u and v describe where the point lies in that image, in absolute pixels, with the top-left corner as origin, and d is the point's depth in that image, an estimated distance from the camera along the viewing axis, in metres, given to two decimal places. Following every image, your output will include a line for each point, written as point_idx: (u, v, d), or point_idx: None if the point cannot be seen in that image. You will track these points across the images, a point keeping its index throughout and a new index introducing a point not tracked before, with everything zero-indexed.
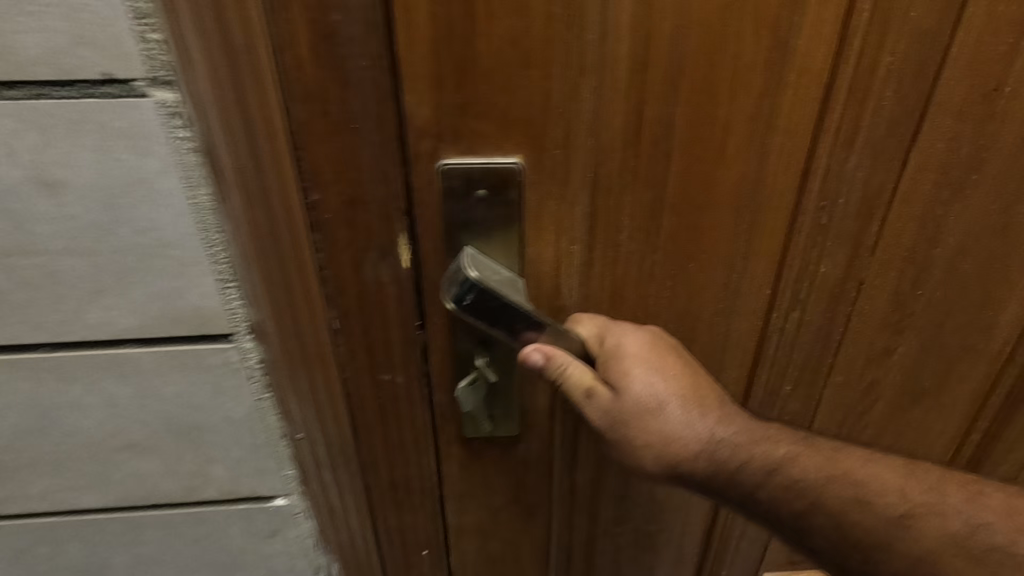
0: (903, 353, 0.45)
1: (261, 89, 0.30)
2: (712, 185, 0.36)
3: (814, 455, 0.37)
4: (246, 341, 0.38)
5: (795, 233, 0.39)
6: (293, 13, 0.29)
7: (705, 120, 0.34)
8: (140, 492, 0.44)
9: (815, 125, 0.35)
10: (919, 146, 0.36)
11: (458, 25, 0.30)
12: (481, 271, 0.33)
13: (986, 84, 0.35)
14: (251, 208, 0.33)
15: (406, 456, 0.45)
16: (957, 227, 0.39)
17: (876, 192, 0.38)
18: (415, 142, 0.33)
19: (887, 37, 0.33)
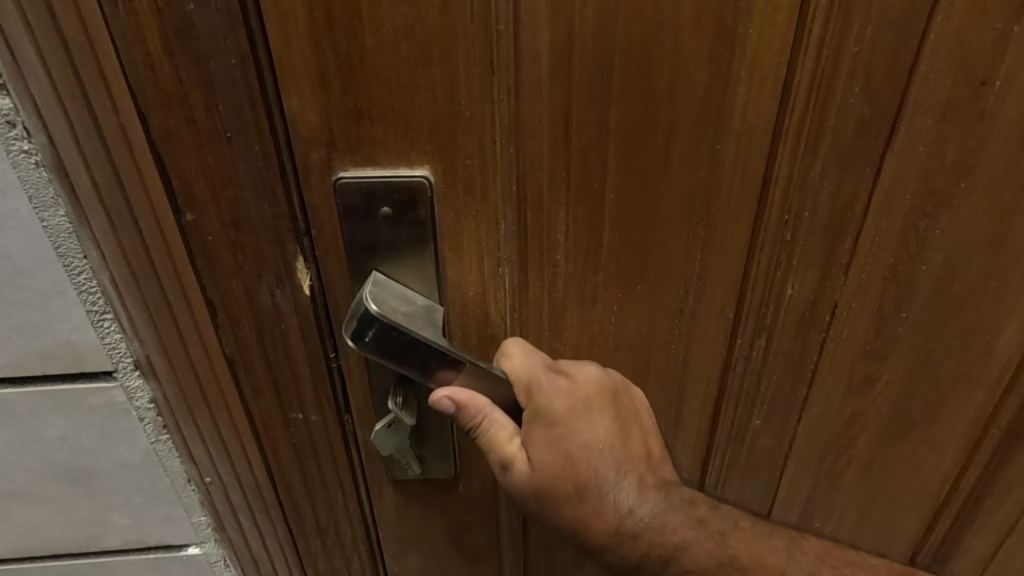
0: (888, 382, 0.40)
1: (109, 94, 0.25)
2: (656, 198, 0.32)
3: (705, 542, 0.38)
4: (132, 379, 0.34)
5: (757, 250, 0.34)
6: (138, 3, 0.24)
7: (644, 124, 0.30)
8: (35, 541, 0.40)
9: (772, 127, 0.30)
10: (895, 151, 0.32)
11: (342, 17, 0.26)
12: (380, 302, 0.30)
13: (974, 79, 0.30)
14: (115, 231, 0.29)
15: (333, 500, 0.40)
16: (944, 242, 0.35)
17: (847, 202, 0.33)
18: (304, 153, 0.28)
19: (851, 25, 0.28)
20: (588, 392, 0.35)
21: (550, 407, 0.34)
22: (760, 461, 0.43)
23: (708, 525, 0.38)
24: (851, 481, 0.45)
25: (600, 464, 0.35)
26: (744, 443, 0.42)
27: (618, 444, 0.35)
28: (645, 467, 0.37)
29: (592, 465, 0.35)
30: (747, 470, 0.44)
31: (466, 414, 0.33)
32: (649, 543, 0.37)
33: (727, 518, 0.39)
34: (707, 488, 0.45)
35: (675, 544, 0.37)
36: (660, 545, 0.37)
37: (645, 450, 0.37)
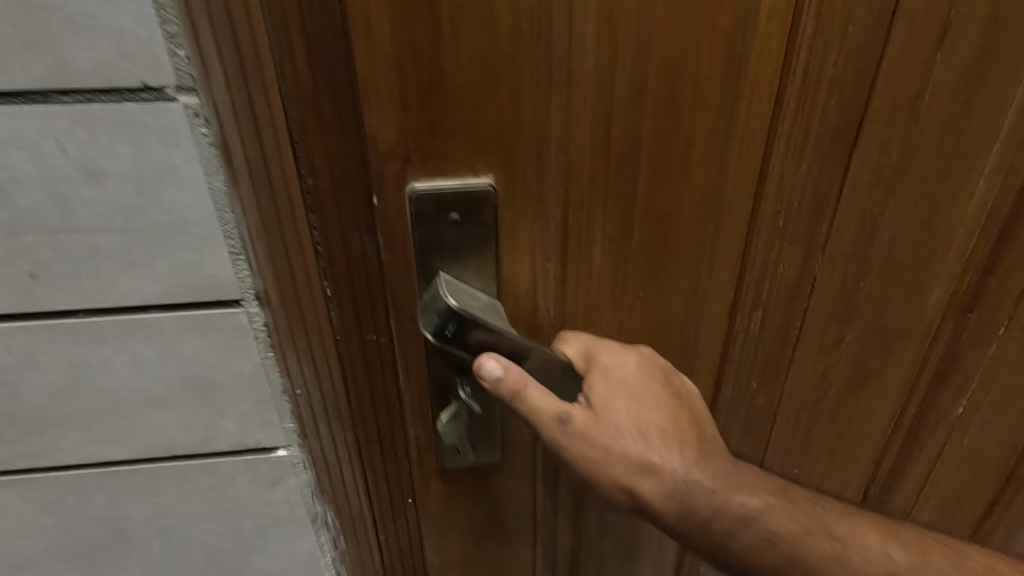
0: (851, 341, 0.52)
1: (265, 93, 0.36)
2: (681, 194, 0.43)
3: (790, 510, 0.50)
4: (253, 306, 0.46)
5: (753, 230, 0.46)
6: (292, 33, 0.35)
7: (673, 136, 0.41)
8: (160, 444, 0.51)
9: (766, 137, 0.42)
10: (859, 149, 0.44)
11: (434, 47, 0.36)
12: (457, 298, 0.42)
13: (909, 93, 0.42)
14: (258, 192, 0.40)
15: (391, 410, 0.51)
16: (891, 221, 0.47)
17: (824, 194, 0.45)
18: (382, 166, 0.40)
19: (828, 52, 0.40)
20: (633, 361, 0.46)
21: (604, 361, 0.46)
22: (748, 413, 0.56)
23: (791, 496, 0.51)
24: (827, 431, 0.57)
25: (653, 421, 0.47)
26: (744, 403, 0.54)
27: (667, 406, 0.47)
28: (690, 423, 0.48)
29: (648, 424, 0.47)
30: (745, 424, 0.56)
31: (506, 384, 0.43)
32: (725, 502, 0.48)
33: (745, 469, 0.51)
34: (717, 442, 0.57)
35: (754, 506, 0.49)
36: (732, 502, 0.48)
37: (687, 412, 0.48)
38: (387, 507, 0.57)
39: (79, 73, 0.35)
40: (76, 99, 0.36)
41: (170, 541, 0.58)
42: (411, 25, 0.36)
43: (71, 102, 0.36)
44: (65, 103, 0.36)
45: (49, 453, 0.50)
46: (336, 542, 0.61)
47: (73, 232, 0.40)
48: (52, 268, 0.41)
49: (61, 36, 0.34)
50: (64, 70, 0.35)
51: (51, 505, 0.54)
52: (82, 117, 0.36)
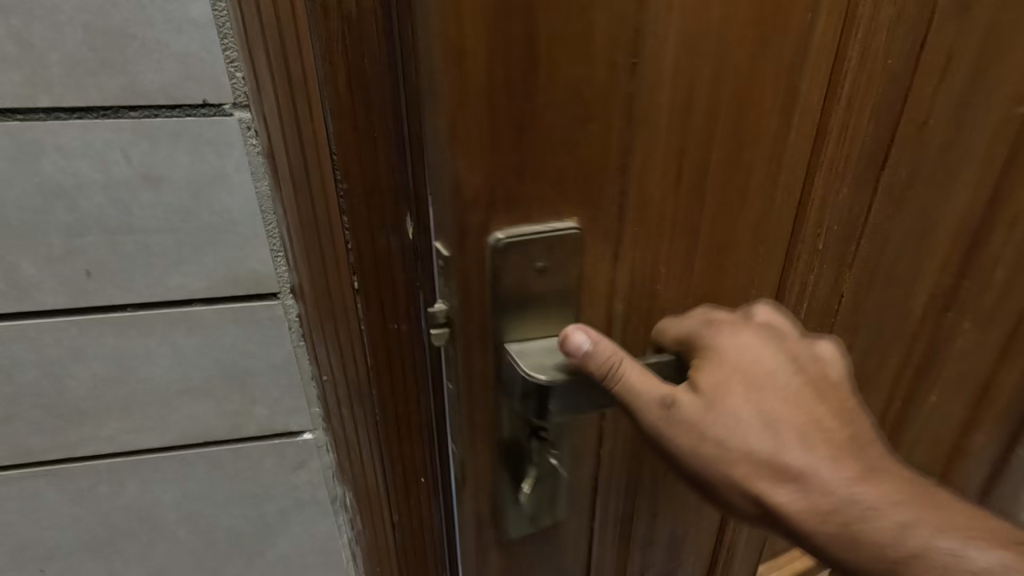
0: (863, 330, 0.57)
1: (311, 109, 0.42)
2: (739, 211, 0.43)
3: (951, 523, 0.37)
4: (288, 298, 0.51)
5: (795, 246, 0.48)
6: (335, 57, 0.40)
7: (735, 159, 0.41)
8: (193, 431, 0.55)
9: (811, 157, 0.44)
10: (888, 176, 0.49)
11: (528, 80, 0.33)
12: (545, 371, 0.40)
13: (917, 121, 0.48)
14: (298, 195, 0.45)
15: (409, 395, 0.56)
16: (902, 230, 0.53)
17: (852, 218, 0.50)
18: (461, 213, 0.36)
19: (868, 84, 0.44)
20: (750, 354, 0.41)
21: (722, 345, 0.41)
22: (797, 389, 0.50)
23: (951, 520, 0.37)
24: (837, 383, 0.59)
25: (778, 408, 0.40)
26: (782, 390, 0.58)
27: (803, 395, 0.40)
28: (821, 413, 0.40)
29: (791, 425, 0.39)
30: None
31: (598, 358, 0.39)
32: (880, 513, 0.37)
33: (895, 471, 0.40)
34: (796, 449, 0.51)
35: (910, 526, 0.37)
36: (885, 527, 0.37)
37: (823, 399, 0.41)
38: (400, 489, 0.62)
39: (148, 91, 0.40)
40: (143, 114, 0.41)
41: (195, 526, 0.61)
42: (506, 56, 0.33)
43: (138, 117, 0.41)
44: (132, 118, 0.41)
45: (87, 442, 0.54)
46: (353, 523, 0.65)
47: (129, 233, 0.45)
48: (105, 265, 0.45)
49: (134, 60, 0.39)
50: (134, 89, 0.40)
51: (84, 494, 0.57)
52: (147, 130, 0.41)
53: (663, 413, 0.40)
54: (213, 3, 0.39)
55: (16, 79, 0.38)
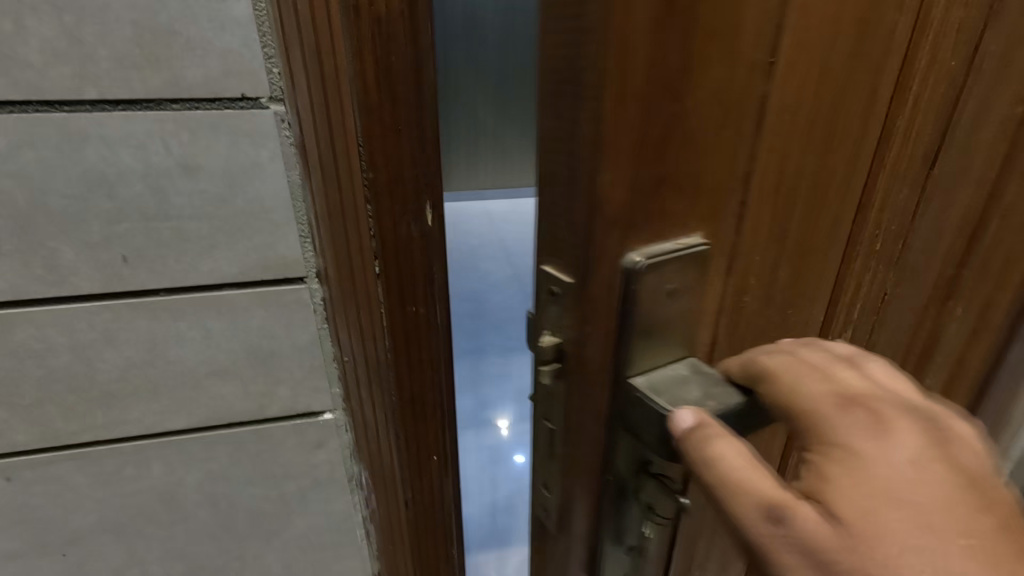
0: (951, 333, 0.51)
1: (342, 103, 0.45)
2: (833, 233, 0.40)
3: None
4: (314, 283, 0.53)
5: (874, 264, 0.44)
6: (365, 55, 0.44)
7: (837, 176, 0.37)
8: (219, 412, 0.57)
9: (908, 180, 0.41)
10: (970, 199, 0.45)
11: (682, 67, 0.28)
12: (667, 398, 0.34)
13: (1007, 143, 0.43)
14: (327, 185, 0.48)
15: (427, 374, 0.61)
16: (991, 234, 0.46)
17: (932, 242, 0.46)
18: (605, 229, 0.31)
19: (964, 113, 0.41)
20: (915, 472, 0.29)
21: (857, 448, 0.29)
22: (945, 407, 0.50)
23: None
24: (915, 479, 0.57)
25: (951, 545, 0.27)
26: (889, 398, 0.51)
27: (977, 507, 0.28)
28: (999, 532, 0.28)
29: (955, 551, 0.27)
30: None
31: (696, 437, 0.32)
32: None
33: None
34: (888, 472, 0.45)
35: None
36: None
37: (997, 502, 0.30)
38: (414, 465, 0.66)
39: (190, 85, 0.43)
40: (185, 106, 0.43)
41: (217, 507, 0.63)
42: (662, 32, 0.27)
43: (180, 109, 0.43)
44: (175, 110, 0.43)
45: (115, 425, 0.55)
46: (368, 502, 0.68)
47: (166, 220, 0.47)
48: (142, 251, 0.48)
49: (179, 55, 0.42)
50: (178, 83, 0.42)
51: (109, 477, 0.58)
52: (188, 122, 0.44)
53: (768, 525, 0.30)
54: (255, 3, 0.42)
55: (66, 73, 0.41)
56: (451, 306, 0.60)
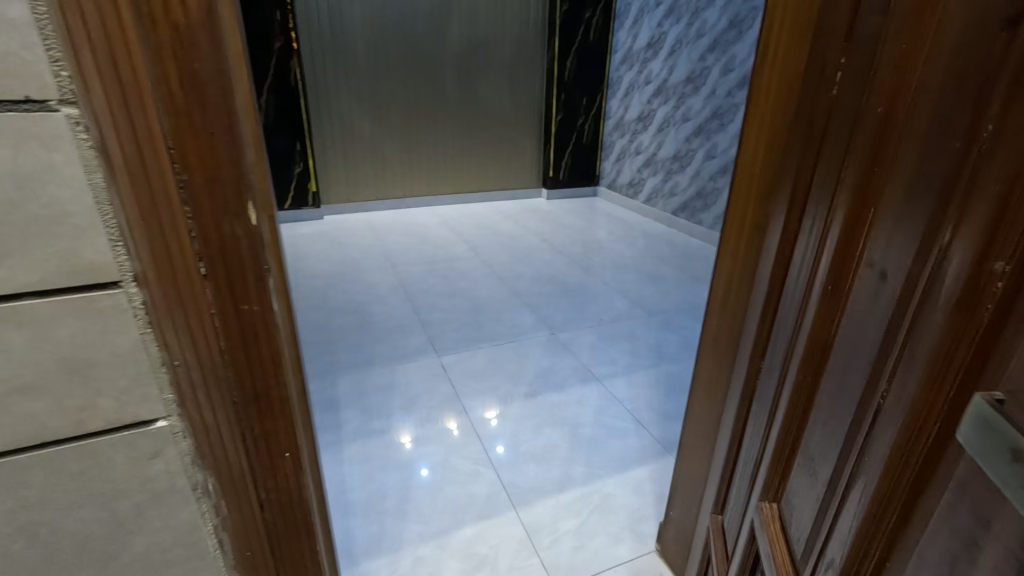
0: (825, 206, 0.75)
1: (144, 106, 0.47)
2: (879, 188, 0.63)
3: (894, 379, 0.56)
4: (131, 286, 0.53)
5: (844, 195, 0.70)
6: (165, 61, 0.47)
7: (931, 184, 0.53)
8: (31, 430, 0.54)
9: (875, 153, 0.64)
10: (878, 153, 0.63)
11: None
12: None
13: (862, 77, 0.68)
14: (136, 186, 0.49)
15: (267, 370, 0.63)
16: (838, 134, 0.73)
17: (850, 166, 0.69)
18: None
19: (894, 92, 0.61)
20: None
21: None
22: (944, 478, 0.48)
23: (878, 361, 0.60)
24: (914, 526, 0.52)
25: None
26: (792, 274, 0.87)
27: None
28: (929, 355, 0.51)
29: (907, 314, 0.55)
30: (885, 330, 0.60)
31: None
32: (864, 349, 0.64)
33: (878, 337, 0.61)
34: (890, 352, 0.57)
35: (902, 382, 0.55)
36: (817, 338, 0.75)
37: (916, 349, 0.53)
38: (265, 462, 0.67)
39: None
40: None
41: (35, 538, 0.59)
42: None
43: None
44: None
45: None
46: (218, 508, 0.67)
47: None
48: None
49: None
50: None
51: None
52: None
53: None
54: (33, 7, 0.43)
55: None
56: (280, 301, 0.64)
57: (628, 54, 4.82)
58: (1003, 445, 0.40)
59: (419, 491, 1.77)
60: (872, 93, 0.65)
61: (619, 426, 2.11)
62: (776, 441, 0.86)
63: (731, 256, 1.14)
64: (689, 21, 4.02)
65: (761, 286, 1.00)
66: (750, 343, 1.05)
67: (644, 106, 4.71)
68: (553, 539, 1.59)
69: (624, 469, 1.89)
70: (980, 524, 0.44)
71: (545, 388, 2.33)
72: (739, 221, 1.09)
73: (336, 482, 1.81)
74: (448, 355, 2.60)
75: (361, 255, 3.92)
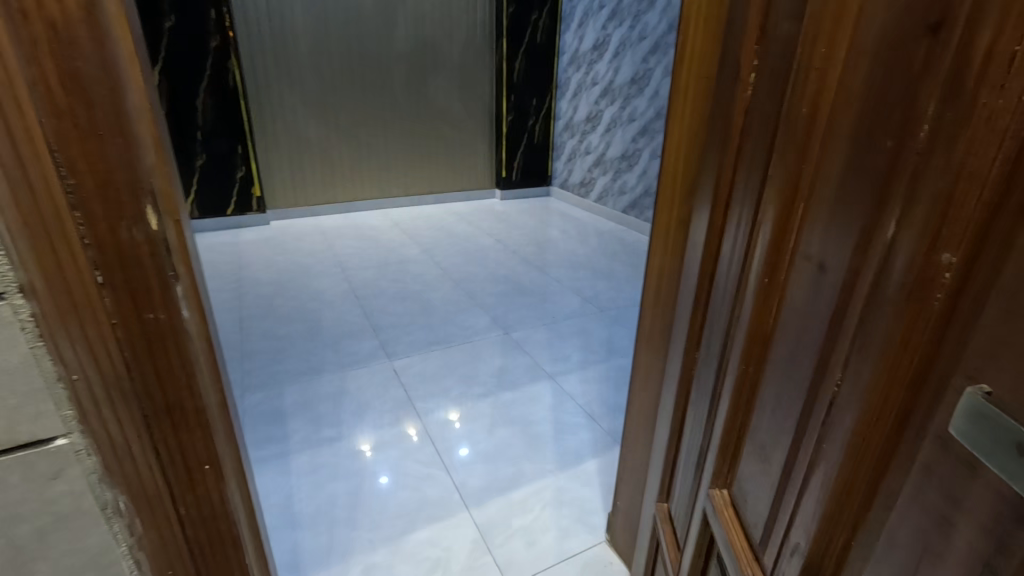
0: (753, 201, 0.77)
1: (20, 109, 0.45)
2: (810, 186, 0.63)
3: (845, 373, 0.57)
4: (16, 298, 0.50)
5: (772, 191, 0.71)
6: (43, 62, 0.45)
7: (868, 183, 0.54)
8: None
9: (802, 151, 0.65)
10: (804, 152, 0.64)
11: None
12: None
13: (780, 76, 0.69)
14: (15, 193, 0.46)
15: (178, 382, 0.61)
16: (760, 132, 0.75)
17: (779, 163, 0.70)
18: None
19: (820, 93, 0.61)
20: None
21: None
22: (905, 459, 0.49)
23: (824, 354, 0.61)
24: (879, 508, 0.53)
25: None
26: (724, 266, 0.89)
27: None
28: (880, 349, 0.51)
29: (857, 311, 0.56)
30: (832, 326, 0.60)
31: None
32: (808, 342, 0.65)
33: (825, 333, 0.61)
34: (841, 346, 0.58)
35: (852, 375, 0.56)
36: (758, 331, 0.76)
37: (868, 343, 0.53)
38: (182, 475, 0.65)
39: None
40: None
41: None
42: None
43: None
44: None
45: None
46: (132, 527, 0.64)
47: None
48: None
49: None
50: None
51: None
52: None
53: None
54: None
55: None
56: (190, 310, 0.62)
57: (575, 56, 4.90)
58: (1007, 440, 0.38)
59: (370, 498, 1.75)
60: (791, 94, 0.67)
61: (571, 421, 2.15)
62: (722, 430, 0.88)
63: (662, 248, 1.18)
64: (631, 25, 4.13)
65: (690, 278, 1.04)
66: (682, 336, 1.09)
67: (592, 107, 4.80)
68: (506, 537, 1.60)
69: (576, 462, 1.92)
70: (948, 505, 0.44)
71: (499, 388, 2.34)
72: (665, 215, 1.14)
73: (283, 494, 1.76)
74: (400, 359, 2.57)
75: (309, 260, 3.82)
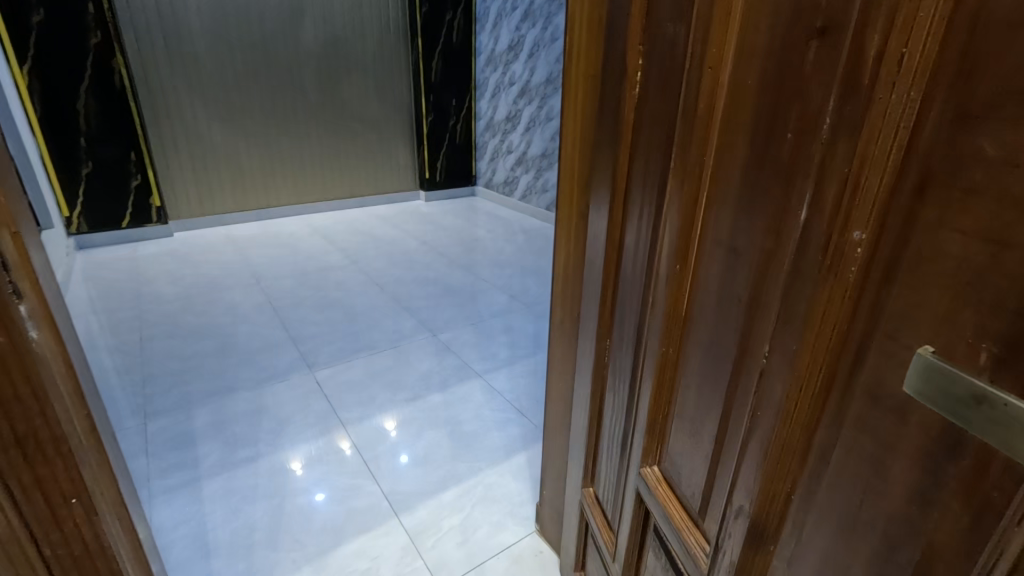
0: (655, 195, 0.80)
1: None
2: (717, 176, 0.67)
3: (768, 347, 0.59)
4: None
5: (676, 184, 0.74)
6: None
7: (774, 171, 0.57)
8: None
9: (703, 145, 0.68)
10: (707, 145, 0.67)
11: None
12: None
13: (672, 75, 0.72)
14: None
15: (28, 411, 0.55)
16: (655, 130, 0.78)
17: (680, 157, 0.72)
18: None
19: (712, 90, 0.64)
20: None
21: None
22: (836, 417, 0.51)
23: (750, 331, 0.64)
24: (813, 464, 0.55)
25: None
26: (629, 256, 0.92)
27: None
28: (799, 322, 0.53)
29: (773, 288, 0.58)
30: (755, 305, 0.62)
31: None
32: (732, 320, 0.68)
33: (748, 310, 0.64)
34: (762, 322, 0.61)
35: (774, 348, 0.58)
36: (675, 312, 0.79)
37: (784, 317, 0.56)
38: (42, 512, 0.59)
39: None
40: None
41: None
42: None
43: None
44: None
45: None
46: None
47: None
48: None
49: None
50: None
51: None
52: None
53: None
54: None
55: None
56: (42, 333, 0.56)
57: (491, 56, 4.94)
58: (963, 392, 0.38)
59: (293, 515, 1.67)
60: (683, 92, 0.69)
61: (500, 416, 2.17)
62: (647, 409, 0.90)
63: (566, 243, 1.22)
64: (543, 25, 4.22)
65: (595, 270, 1.08)
66: (592, 323, 1.12)
67: (511, 107, 4.86)
68: (437, 539, 1.59)
69: (507, 456, 1.95)
70: (876, 455, 0.47)
71: (428, 390, 2.33)
72: (568, 210, 1.18)
73: (195, 523, 1.64)
74: (323, 369, 2.48)
75: (218, 272, 3.58)
